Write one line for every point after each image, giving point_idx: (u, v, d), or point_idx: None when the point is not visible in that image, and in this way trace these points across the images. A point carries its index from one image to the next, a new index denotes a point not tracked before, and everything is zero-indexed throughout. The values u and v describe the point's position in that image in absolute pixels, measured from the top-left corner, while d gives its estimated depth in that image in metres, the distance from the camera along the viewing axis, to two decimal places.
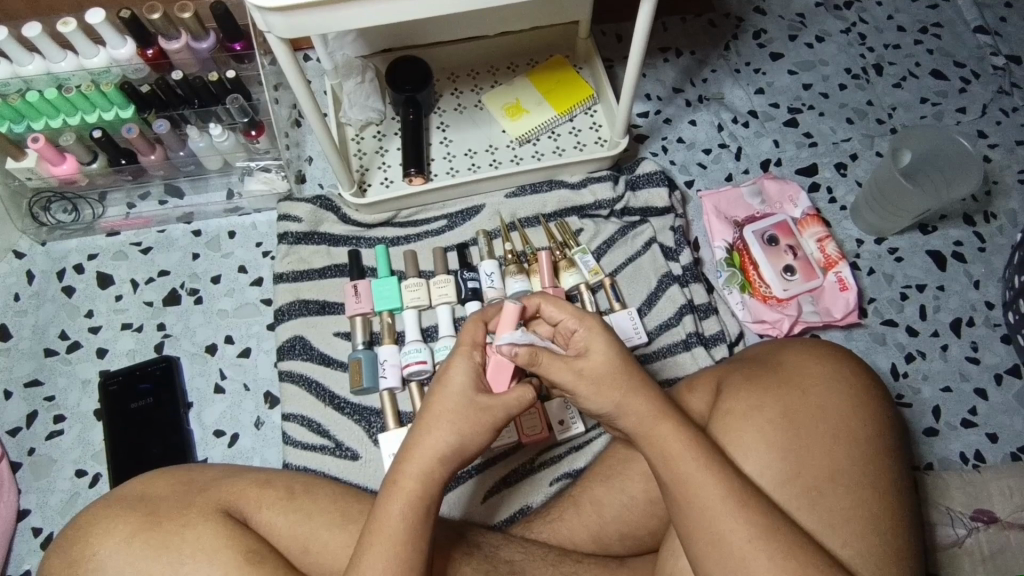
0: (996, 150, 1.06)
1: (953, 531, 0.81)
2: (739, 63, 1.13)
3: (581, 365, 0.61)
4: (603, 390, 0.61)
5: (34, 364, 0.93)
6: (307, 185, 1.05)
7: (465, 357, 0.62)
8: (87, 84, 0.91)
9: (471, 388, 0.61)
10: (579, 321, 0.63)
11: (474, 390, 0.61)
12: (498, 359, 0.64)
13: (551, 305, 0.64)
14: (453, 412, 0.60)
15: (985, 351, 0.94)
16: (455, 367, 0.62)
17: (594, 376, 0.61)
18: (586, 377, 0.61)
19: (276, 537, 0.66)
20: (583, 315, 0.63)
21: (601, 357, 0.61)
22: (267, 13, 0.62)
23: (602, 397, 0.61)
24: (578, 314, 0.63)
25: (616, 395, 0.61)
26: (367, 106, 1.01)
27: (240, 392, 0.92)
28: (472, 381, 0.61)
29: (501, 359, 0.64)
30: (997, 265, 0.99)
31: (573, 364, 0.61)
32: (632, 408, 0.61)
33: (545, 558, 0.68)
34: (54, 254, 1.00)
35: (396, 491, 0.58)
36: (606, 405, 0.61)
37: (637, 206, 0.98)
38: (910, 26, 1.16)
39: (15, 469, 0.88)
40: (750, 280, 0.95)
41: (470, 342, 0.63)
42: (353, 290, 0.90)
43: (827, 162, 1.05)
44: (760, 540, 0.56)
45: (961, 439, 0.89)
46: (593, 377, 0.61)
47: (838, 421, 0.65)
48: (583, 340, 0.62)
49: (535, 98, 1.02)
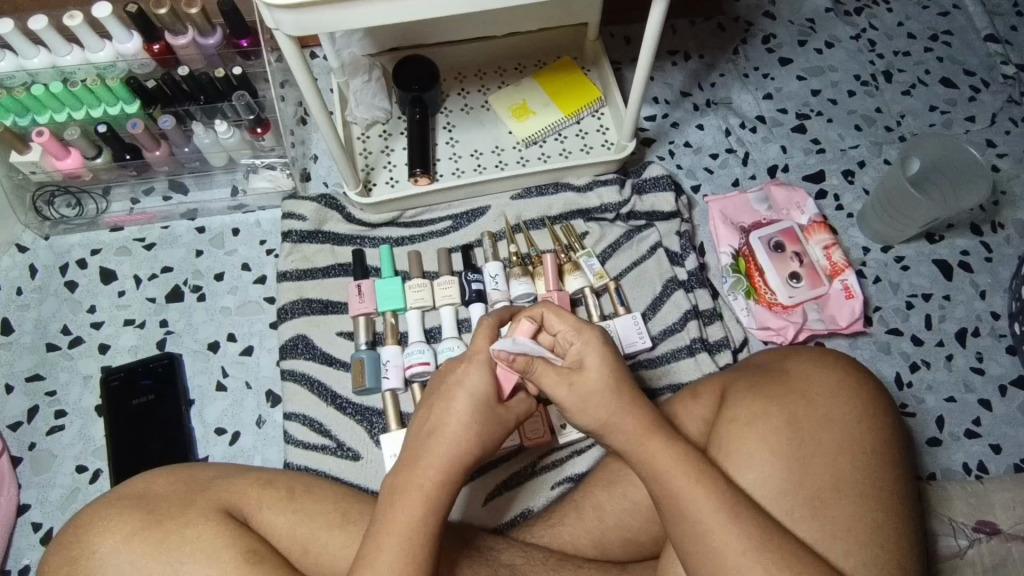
0: (1004, 160, 1.06)
1: (956, 542, 0.80)
2: (747, 68, 1.12)
3: (576, 379, 0.61)
4: (588, 409, 0.61)
5: (35, 358, 0.93)
6: (313, 184, 1.05)
7: (480, 365, 0.62)
8: (93, 79, 0.90)
9: (490, 395, 0.62)
10: (577, 333, 0.63)
11: (493, 398, 0.62)
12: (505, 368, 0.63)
13: (554, 315, 0.63)
14: (477, 423, 0.61)
15: (990, 361, 0.93)
16: (473, 373, 0.62)
17: (586, 394, 0.61)
18: (575, 393, 0.61)
19: (277, 538, 0.66)
20: (583, 328, 0.63)
21: (596, 377, 0.61)
22: (275, 10, 0.62)
23: (588, 415, 0.61)
24: (578, 326, 0.63)
25: (602, 413, 0.61)
26: (374, 105, 1.00)
27: (242, 390, 0.92)
28: (492, 389, 0.62)
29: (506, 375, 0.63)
30: (1004, 275, 0.98)
31: (566, 377, 0.61)
32: (620, 425, 0.61)
33: (546, 564, 0.67)
34: (57, 248, 1.00)
35: (411, 494, 0.57)
36: (593, 422, 0.61)
37: (643, 210, 0.98)
38: (921, 33, 1.16)
39: (16, 464, 0.88)
40: (756, 287, 0.95)
41: (484, 350, 0.63)
42: (357, 290, 0.90)
43: (834, 169, 1.05)
44: (754, 552, 0.56)
45: (964, 449, 0.89)
46: (585, 394, 0.61)
47: (842, 430, 0.65)
48: (583, 352, 0.62)
49: (542, 99, 1.01)
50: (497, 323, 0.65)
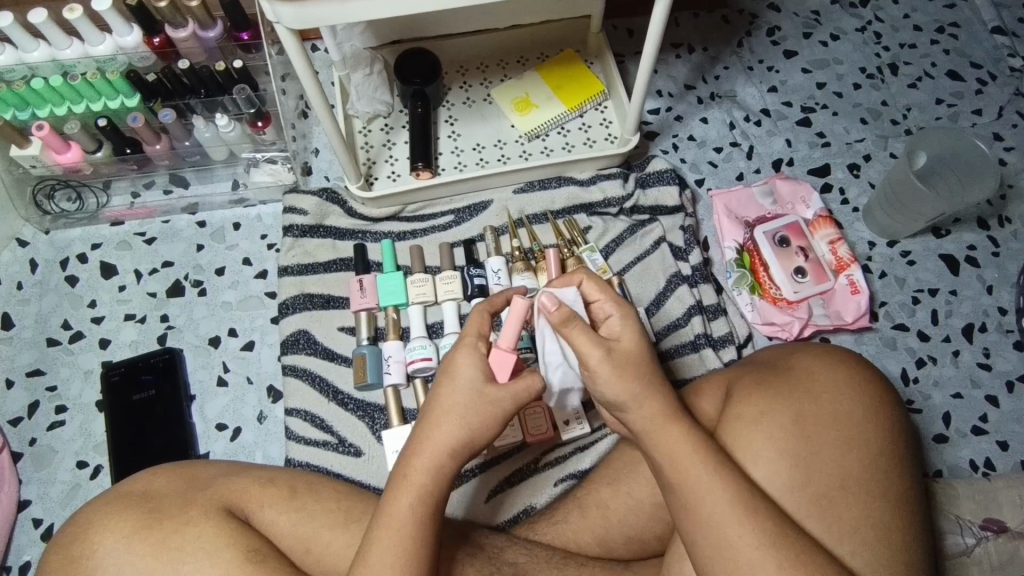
0: (1011, 154, 1.05)
1: (962, 540, 0.80)
2: (752, 61, 1.11)
3: (615, 351, 0.59)
4: (623, 376, 0.58)
5: (36, 354, 0.93)
6: (313, 178, 1.04)
7: (468, 350, 0.61)
8: (93, 72, 0.89)
9: (480, 380, 0.60)
10: (619, 308, 0.62)
11: (483, 381, 0.60)
12: (499, 351, 0.61)
13: (593, 282, 0.62)
14: (466, 406, 0.59)
15: (997, 357, 0.93)
16: (461, 357, 0.61)
17: (621, 364, 0.58)
18: (613, 358, 0.58)
19: (277, 535, 0.65)
20: (623, 302, 0.62)
21: (625, 351, 0.59)
22: (277, 3, 0.61)
23: (619, 386, 0.58)
24: (617, 300, 0.62)
25: (633, 387, 0.58)
26: (375, 98, 0.99)
27: (243, 386, 0.91)
28: (480, 371, 0.60)
29: (504, 354, 0.61)
30: (1011, 270, 0.97)
31: (605, 341, 0.59)
32: (641, 410, 0.59)
33: (549, 561, 0.67)
34: (58, 243, 0.99)
35: (410, 488, 0.57)
36: (620, 394, 0.59)
37: (647, 204, 0.97)
38: (927, 25, 1.15)
39: (16, 459, 0.87)
40: (760, 282, 0.94)
41: (474, 333, 0.62)
42: (359, 285, 0.89)
43: (839, 163, 1.04)
44: (769, 548, 0.55)
45: (971, 446, 0.88)
46: (621, 361, 0.59)
47: (851, 428, 0.64)
48: (620, 326, 0.61)
49: (545, 93, 1.00)
50: (489, 308, 0.64)
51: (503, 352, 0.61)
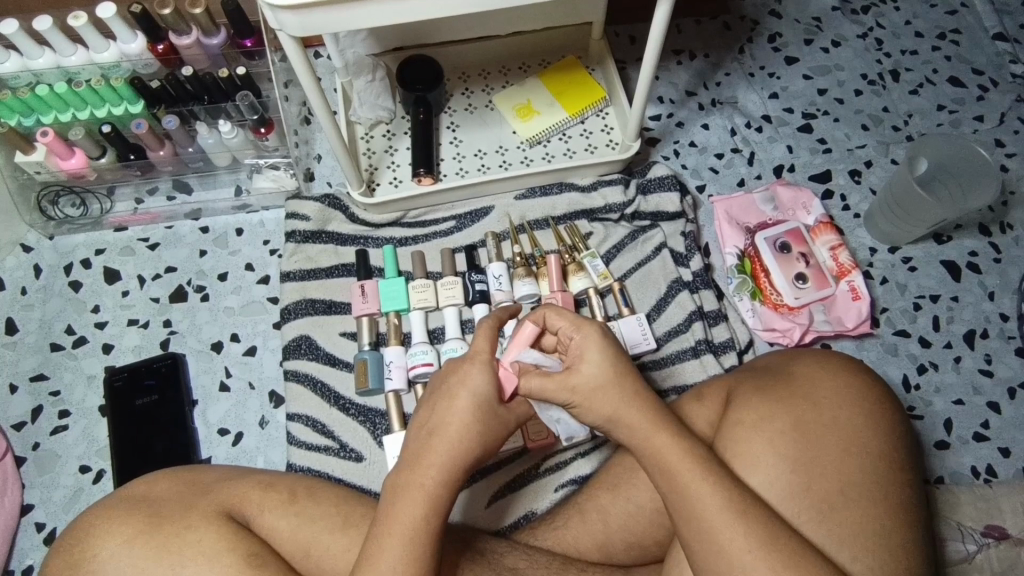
0: (1013, 160, 1.05)
1: (964, 547, 0.80)
2: (753, 67, 1.11)
3: (575, 383, 0.61)
4: (596, 401, 0.61)
5: (39, 358, 0.93)
6: (316, 184, 1.04)
7: (482, 365, 0.62)
8: (97, 79, 0.90)
9: (491, 396, 0.62)
10: (576, 328, 0.63)
11: (493, 396, 0.62)
12: (505, 368, 0.63)
13: (554, 313, 0.64)
14: (472, 418, 0.60)
15: (999, 364, 0.93)
16: (474, 371, 0.62)
17: (588, 391, 0.61)
18: (578, 394, 0.61)
19: (278, 541, 0.66)
20: (582, 322, 0.63)
21: (591, 370, 0.61)
22: (279, 11, 0.62)
23: (595, 408, 0.61)
24: (577, 322, 0.63)
25: (606, 408, 0.60)
26: (377, 105, 0.99)
27: (245, 391, 0.92)
28: (491, 388, 0.62)
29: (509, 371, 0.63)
30: (1013, 277, 0.97)
31: (566, 383, 0.61)
32: (626, 418, 0.60)
33: (549, 567, 0.67)
34: (61, 248, 1.00)
35: (412, 494, 0.57)
36: (599, 417, 0.61)
37: (648, 210, 0.97)
38: (928, 31, 1.15)
39: (19, 464, 0.88)
40: (761, 288, 0.95)
41: (486, 350, 0.63)
42: (360, 290, 0.89)
43: (841, 169, 1.04)
44: (762, 551, 0.55)
45: (972, 453, 0.88)
46: (585, 392, 0.61)
47: (850, 434, 0.64)
48: (582, 346, 0.62)
49: (546, 99, 1.01)
50: (496, 323, 0.65)
51: (506, 370, 0.63)
